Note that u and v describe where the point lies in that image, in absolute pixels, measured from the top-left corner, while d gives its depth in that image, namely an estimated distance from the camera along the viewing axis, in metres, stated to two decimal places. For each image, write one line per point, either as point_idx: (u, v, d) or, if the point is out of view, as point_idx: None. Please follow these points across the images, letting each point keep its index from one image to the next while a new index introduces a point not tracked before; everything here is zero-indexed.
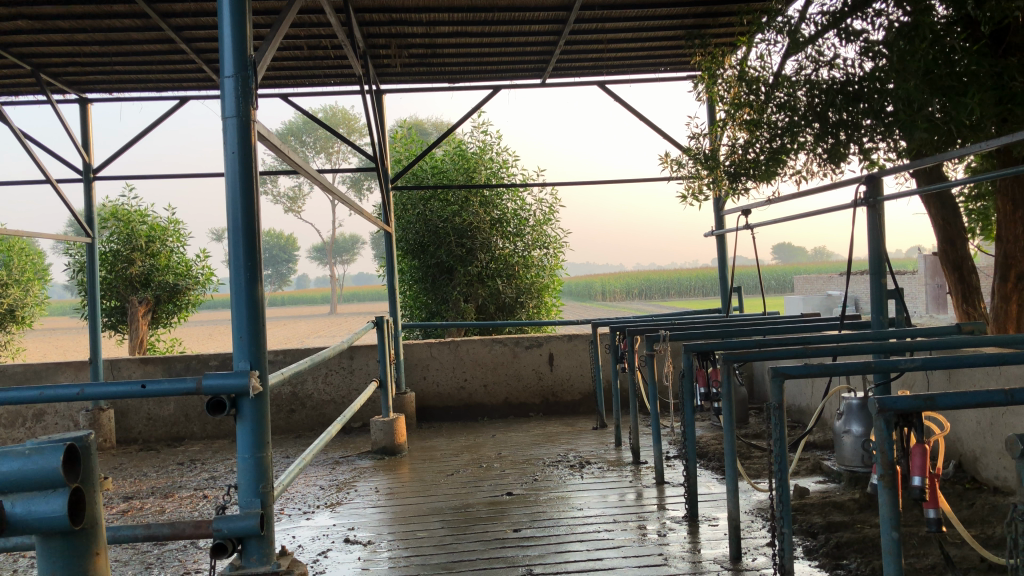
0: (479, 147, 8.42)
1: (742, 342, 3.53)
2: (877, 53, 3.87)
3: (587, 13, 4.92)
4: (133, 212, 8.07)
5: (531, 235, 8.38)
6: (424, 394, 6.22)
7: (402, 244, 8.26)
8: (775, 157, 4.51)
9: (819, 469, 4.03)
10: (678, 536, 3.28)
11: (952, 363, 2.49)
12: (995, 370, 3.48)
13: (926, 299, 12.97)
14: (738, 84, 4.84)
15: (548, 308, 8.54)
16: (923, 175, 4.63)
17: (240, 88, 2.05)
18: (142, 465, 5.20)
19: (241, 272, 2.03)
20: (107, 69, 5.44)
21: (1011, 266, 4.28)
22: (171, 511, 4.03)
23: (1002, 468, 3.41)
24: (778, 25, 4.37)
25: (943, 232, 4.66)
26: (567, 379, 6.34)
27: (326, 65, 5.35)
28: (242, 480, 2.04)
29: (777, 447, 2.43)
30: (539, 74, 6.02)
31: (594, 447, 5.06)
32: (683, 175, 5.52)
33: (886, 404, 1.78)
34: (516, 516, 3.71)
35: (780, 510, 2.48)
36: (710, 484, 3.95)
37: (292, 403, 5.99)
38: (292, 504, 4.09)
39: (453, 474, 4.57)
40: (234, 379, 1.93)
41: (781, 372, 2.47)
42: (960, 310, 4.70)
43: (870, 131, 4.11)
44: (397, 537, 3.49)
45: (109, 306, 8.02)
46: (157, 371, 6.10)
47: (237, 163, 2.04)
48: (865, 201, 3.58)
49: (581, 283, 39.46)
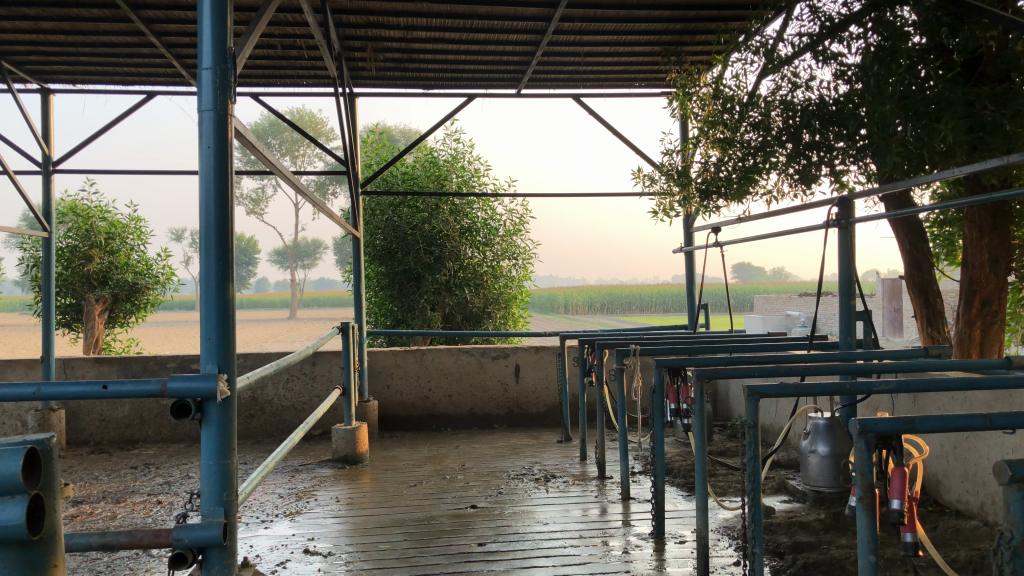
0: (451, 154, 8.37)
1: (713, 359, 3.51)
2: (851, 76, 3.89)
3: (566, 25, 4.90)
4: (92, 207, 7.87)
5: (501, 245, 8.34)
6: (387, 403, 6.13)
7: (369, 250, 8.18)
8: (748, 175, 4.55)
9: (784, 489, 4.04)
10: (644, 553, 3.25)
11: (926, 386, 2.48)
12: (960, 394, 3.50)
13: (882, 324, 13.17)
14: (713, 102, 4.86)
15: (515, 319, 8.50)
16: (893, 200, 4.69)
17: (218, 80, 1.98)
18: (93, 468, 5.04)
19: (212, 269, 1.94)
20: (72, 59, 5.30)
21: (976, 292, 4.34)
22: (123, 517, 3.91)
23: (965, 492, 3.43)
24: (755, 45, 4.40)
25: (910, 256, 4.72)
26: (533, 392, 6.31)
27: (300, 65, 5.27)
28: (206, 487, 1.96)
29: (750, 466, 2.41)
30: (514, 84, 6.00)
31: (559, 461, 5.02)
32: (655, 191, 5.53)
33: (866, 425, 1.75)
34: (480, 530, 3.64)
35: (752, 529, 2.45)
36: (676, 502, 3.93)
37: (252, 408, 5.86)
38: (249, 512, 3.99)
39: (417, 485, 4.50)
40: (201, 382, 1.85)
41: (757, 391, 2.43)
42: (924, 333, 4.75)
43: (841, 154, 4.11)
44: (358, 549, 3.40)
45: (64, 304, 7.79)
46: (112, 372, 5.95)
47: (212, 159, 1.96)
48: (837, 223, 3.59)
49: (545, 295, 39.60)
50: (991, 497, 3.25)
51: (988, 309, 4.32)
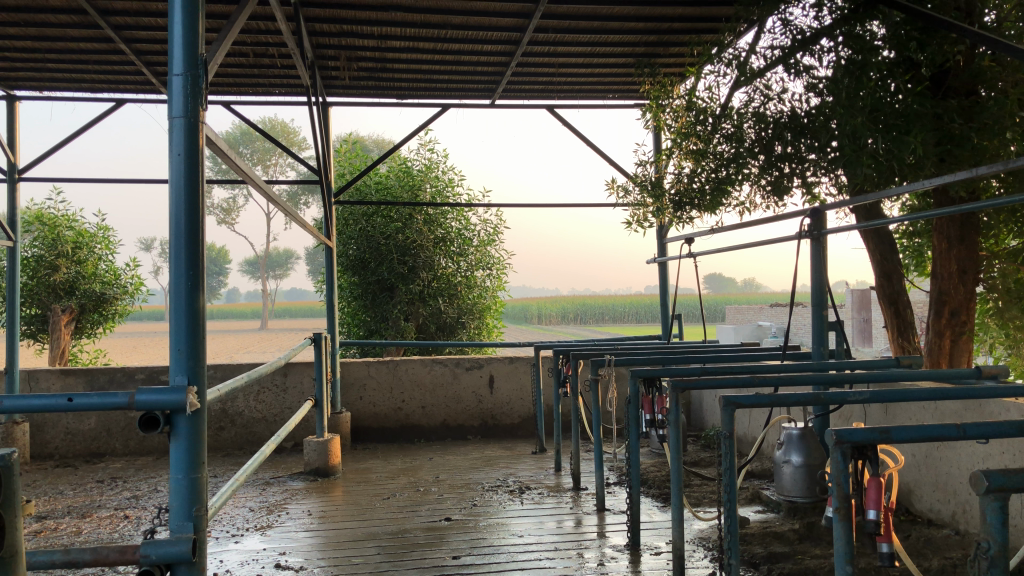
0: (425, 164, 8.36)
1: (688, 369, 3.50)
2: (822, 89, 3.92)
3: (541, 36, 4.90)
4: (59, 216, 7.79)
5: (475, 255, 8.33)
6: (360, 414, 6.08)
7: (342, 259, 8.12)
8: (720, 187, 4.57)
9: (758, 499, 4.06)
10: (619, 565, 3.23)
11: (899, 397, 2.47)
12: (931, 404, 3.53)
13: (853, 333, 13.28)
14: (686, 113, 4.87)
15: (490, 329, 8.44)
16: (863, 212, 4.74)
17: (189, 87, 1.94)
18: (58, 482, 4.94)
19: (182, 280, 1.90)
20: (39, 66, 5.22)
21: (945, 302, 4.39)
22: (89, 532, 3.82)
23: (936, 501, 3.46)
24: (728, 57, 4.42)
25: (881, 266, 4.77)
26: (507, 403, 6.28)
27: (272, 74, 5.22)
28: (175, 501, 1.90)
29: (726, 476, 2.41)
30: (489, 95, 6.00)
31: (534, 473, 5.00)
32: (629, 202, 5.55)
33: (842, 435, 1.73)
34: (454, 543, 3.61)
35: (728, 540, 2.44)
36: (651, 513, 3.92)
37: (222, 420, 5.78)
38: (219, 526, 3.93)
39: (390, 498, 4.45)
40: (170, 394, 1.80)
41: (732, 401, 2.42)
42: (895, 343, 4.78)
43: (813, 165, 4.13)
44: (330, 563, 3.35)
45: (29, 314, 7.61)
46: (78, 384, 5.85)
47: (182, 166, 1.91)
48: (809, 234, 3.62)
49: (518, 304, 39.61)
50: (963, 506, 3.28)
51: (956, 320, 4.37)
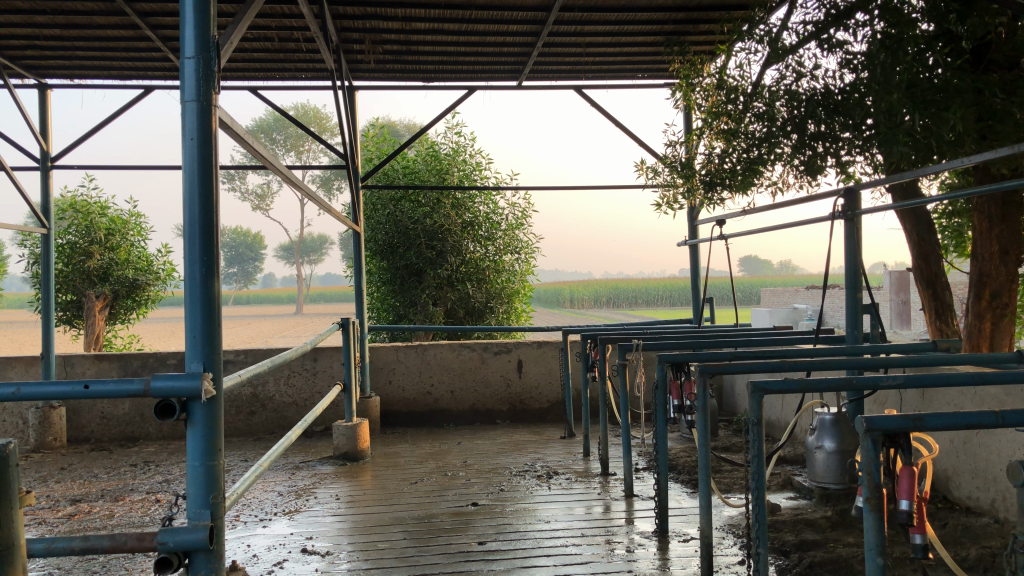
0: (452, 148, 8.33)
1: (717, 353, 3.42)
2: (857, 65, 3.80)
3: (567, 15, 4.81)
4: (93, 204, 7.86)
5: (503, 239, 8.28)
6: (389, 399, 6.09)
7: (370, 245, 8.14)
8: (752, 167, 4.45)
9: (790, 485, 3.99)
10: (647, 552, 3.18)
11: (936, 381, 2.37)
12: (971, 389, 3.43)
13: (890, 315, 13.03)
14: (717, 92, 4.77)
15: (518, 314, 8.41)
16: (900, 191, 4.62)
17: (201, 69, 1.91)
18: (92, 466, 5.01)
19: (197, 265, 1.88)
20: (69, 54, 5.25)
21: (986, 284, 4.26)
22: (121, 516, 3.87)
23: (975, 489, 3.36)
24: (758, 34, 4.30)
25: (917, 248, 4.65)
26: (536, 387, 6.24)
27: (298, 58, 5.21)
28: (192, 489, 1.89)
29: (754, 463, 2.34)
30: (516, 76, 5.93)
31: (562, 457, 4.96)
32: (659, 183, 5.46)
33: (873, 423, 1.66)
34: (481, 528, 3.59)
35: (756, 528, 2.37)
36: (680, 499, 3.87)
37: (253, 404, 5.83)
38: (248, 511, 3.94)
39: (417, 483, 4.44)
40: (186, 381, 1.79)
41: (760, 387, 2.35)
42: (933, 326, 4.65)
43: (848, 144, 4.00)
44: (357, 548, 3.35)
45: (64, 300, 7.74)
46: (112, 369, 5.92)
47: (195, 151, 1.89)
48: (843, 215, 3.51)
49: (550, 289, 39.54)
50: (1002, 494, 3.18)
51: (998, 302, 4.24)
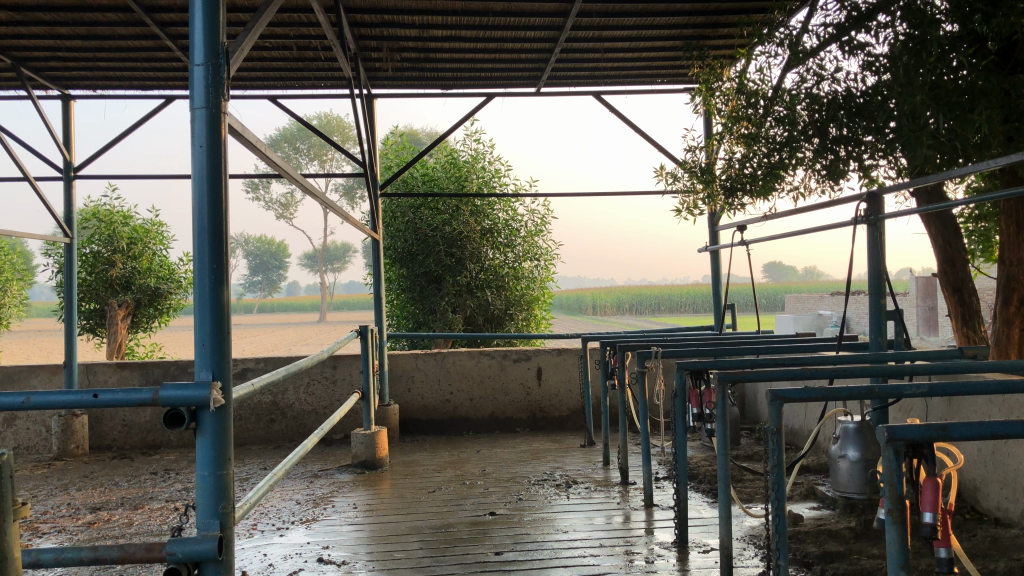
0: (471, 155, 8.32)
1: (738, 360, 3.36)
2: (879, 68, 3.74)
3: (585, 20, 4.78)
4: (116, 213, 7.89)
5: (523, 246, 8.25)
6: (408, 406, 6.08)
7: (390, 253, 8.15)
8: (774, 172, 4.38)
9: (813, 495, 3.92)
10: (666, 563, 3.13)
11: (963, 389, 2.30)
12: (999, 398, 3.35)
13: (918, 321, 12.84)
14: (736, 96, 4.71)
15: (538, 321, 8.38)
16: (924, 195, 4.54)
17: (210, 76, 1.90)
18: (114, 473, 5.03)
19: (206, 275, 1.87)
20: (91, 65, 5.30)
21: (1013, 290, 4.18)
22: (140, 524, 3.88)
23: (1004, 499, 3.28)
24: (778, 37, 4.25)
25: (943, 252, 4.56)
26: (555, 395, 6.20)
27: (316, 66, 5.23)
28: (201, 498, 1.88)
29: (774, 474, 2.28)
30: (534, 83, 5.91)
31: (582, 466, 4.92)
32: (678, 189, 5.40)
33: (895, 432, 1.61)
34: (498, 538, 3.56)
35: (775, 540, 2.31)
36: (700, 509, 3.82)
37: (272, 412, 5.84)
38: (265, 519, 3.94)
39: (435, 491, 4.41)
40: (194, 390, 1.78)
41: (779, 395, 2.29)
42: (960, 332, 4.57)
43: (871, 148, 3.98)
44: (374, 557, 3.33)
45: (88, 309, 7.84)
46: (133, 377, 5.95)
47: (204, 159, 1.89)
48: (865, 219, 3.45)
49: (572, 296, 39.45)
50: None
51: None
